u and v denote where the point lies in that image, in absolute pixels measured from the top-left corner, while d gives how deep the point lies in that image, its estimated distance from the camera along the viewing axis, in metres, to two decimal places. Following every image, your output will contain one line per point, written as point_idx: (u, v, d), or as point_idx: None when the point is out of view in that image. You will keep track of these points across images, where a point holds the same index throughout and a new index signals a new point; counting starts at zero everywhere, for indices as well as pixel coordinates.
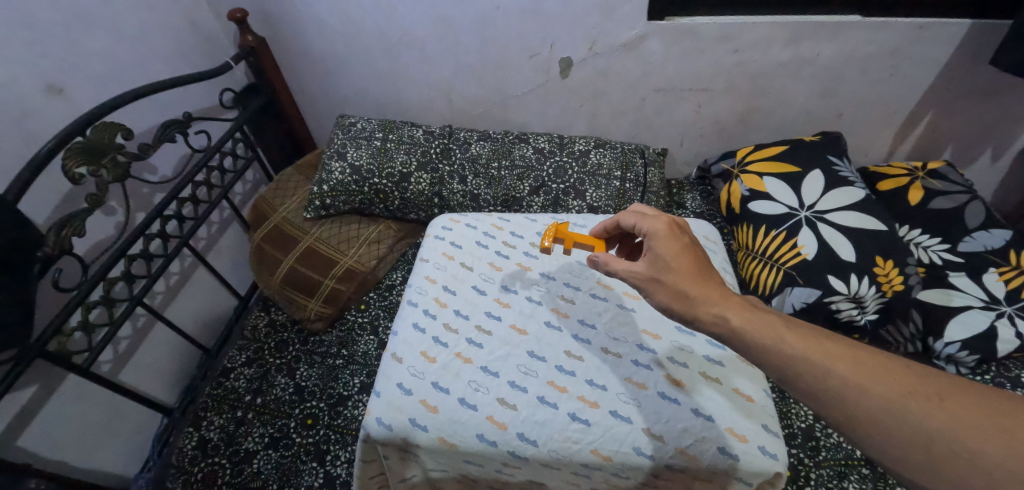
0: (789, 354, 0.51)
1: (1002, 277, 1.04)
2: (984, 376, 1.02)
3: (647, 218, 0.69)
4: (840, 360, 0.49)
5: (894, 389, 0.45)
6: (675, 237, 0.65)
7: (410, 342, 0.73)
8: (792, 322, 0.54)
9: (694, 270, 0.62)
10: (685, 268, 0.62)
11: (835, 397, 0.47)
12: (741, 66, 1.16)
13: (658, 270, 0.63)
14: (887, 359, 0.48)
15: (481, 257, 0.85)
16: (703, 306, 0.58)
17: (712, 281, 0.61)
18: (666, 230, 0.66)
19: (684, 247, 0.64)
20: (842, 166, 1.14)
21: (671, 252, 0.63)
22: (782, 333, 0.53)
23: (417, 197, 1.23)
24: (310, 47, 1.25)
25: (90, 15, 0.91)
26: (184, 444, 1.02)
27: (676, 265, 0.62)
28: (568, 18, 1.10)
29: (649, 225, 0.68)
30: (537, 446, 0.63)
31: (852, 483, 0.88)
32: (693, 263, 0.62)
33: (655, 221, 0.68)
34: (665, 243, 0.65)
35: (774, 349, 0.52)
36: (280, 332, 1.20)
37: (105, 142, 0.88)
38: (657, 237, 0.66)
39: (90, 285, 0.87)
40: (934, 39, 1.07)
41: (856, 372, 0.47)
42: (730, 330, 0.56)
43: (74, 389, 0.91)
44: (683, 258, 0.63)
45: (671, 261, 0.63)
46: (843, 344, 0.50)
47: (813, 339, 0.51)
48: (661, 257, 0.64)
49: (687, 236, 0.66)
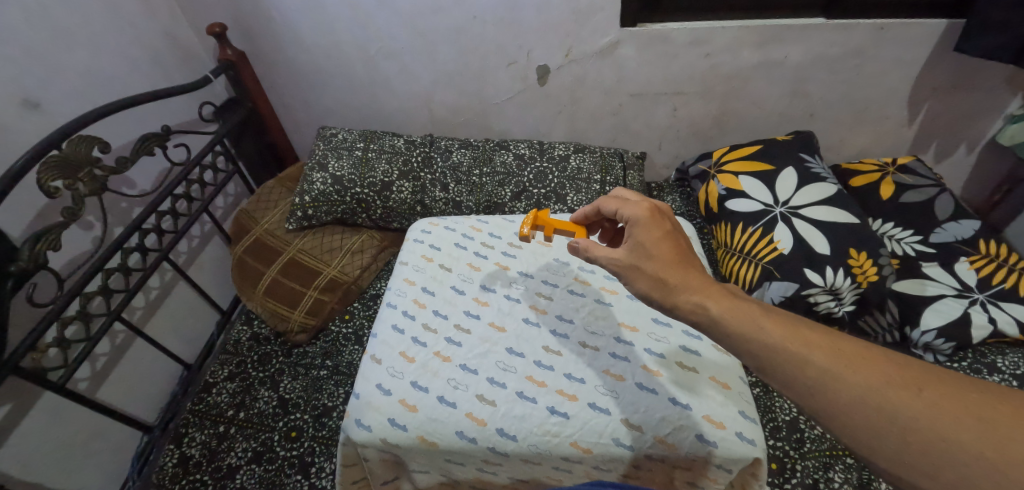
0: (766, 342, 0.51)
1: (973, 266, 1.08)
2: (961, 363, 1.03)
3: (628, 204, 0.69)
4: (815, 349, 0.49)
5: (870, 378, 0.45)
6: (656, 224, 0.66)
7: (389, 343, 0.73)
8: (769, 310, 0.55)
9: (673, 256, 0.62)
10: (665, 256, 0.63)
11: (813, 386, 0.47)
12: (713, 69, 1.20)
13: (639, 257, 0.64)
14: (865, 348, 0.48)
15: (459, 258, 0.86)
16: (682, 294, 0.59)
17: (690, 267, 0.61)
18: (646, 217, 0.66)
19: (664, 234, 0.65)
20: (814, 163, 1.17)
21: (651, 239, 0.64)
22: (760, 321, 0.53)
23: (400, 205, 1.24)
24: (291, 60, 1.26)
25: (66, 30, 0.92)
26: (165, 463, 1.00)
27: (656, 252, 0.63)
28: (544, 28, 1.13)
29: (631, 211, 0.68)
30: (516, 441, 0.63)
31: (837, 473, 0.89)
32: (674, 250, 0.63)
33: (635, 207, 0.68)
34: (646, 230, 0.65)
35: (752, 338, 0.52)
36: (263, 346, 1.18)
37: (81, 155, 0.88)
38: (638, 223, 0.67)
39: (66, 298, 0.86)
40: (895, 39, 1.11)
41: (832, 362, 0.47)
42: (708, 319, 0.56)
43: (49, 407, 0.89)
44: (662, 245, 0.64)
45: (652, 248, 0.64)
46: (821, 332, 0.50)
47: (789, 327, 0.51)
48: (642, 244, 0.65)
49: (668, 222, 0.67)
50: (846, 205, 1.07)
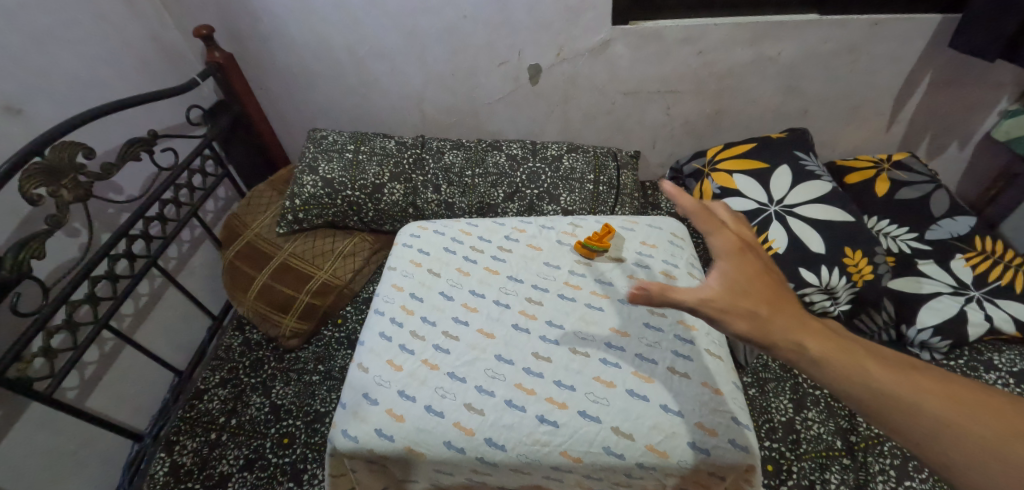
0: (883, 391, 0.43)
1: (968, 263, 1.08)
2: (957, 361, 1.02)
3: (715, 227, 0.55)
4: (938, 398, 0.42)
5: (1012, 438, 0.39)
6: (745, 255, 0.55)
7: (375, 351, 0.72)
8: (875, 348, 0.47)
9: (768, 292, 0.52)
10: (761, 294, 0.52)
11: (942, 445, 0.40)
12: (706, 67, 1.18)
13: (733, 291, 0.51)
14: (992, 396, 0.41)
15: (448, 263, 0.84)
16: (778, 330, 0.49)
17: (785, 303, 0.52)
18: (737, 246, 0.55)
19: (755, 266, 0.54)
20: (809, 161, 1.15)
21: (745, 273, 0.53)
22: (862, 361, 0.45)
23: (392, 207, 1.23)
24: (280, 62, 1.25)
25: (48, 34, 0.90)
26: (156, 471, 0.99)
27: (749, 288, 0.52)
28: (533, 27, 1.11)
29: (719, 237, 0.55)
30: (505, 451, 0.62)
31: (833, 475, 0.88)
32: (767, 285, 0.53)
33: (724, 233, 0.55)
34: (738, 263, 0.54)
35: (861, 381, 0.44)
36: (254, 351, 1.17)
37: (65, 162, 0.86)
38: (728, 254, 0.54)
39: (52, 308, 0.84)
40: (889, 35, 1.10)
41: (961, 417, 0.40)
42: (810, 361, 0.47)
43: (37, 417, 0.88)
44: (759, 283, 0.53)
45: (745, 284, 0.52)
46: (941, 377, 0.43)
47: (904, 371, 0.44)
48: (734, 278, 0.53)
49: (755, 253, 0.56)
50: (841, 203, 1.07)
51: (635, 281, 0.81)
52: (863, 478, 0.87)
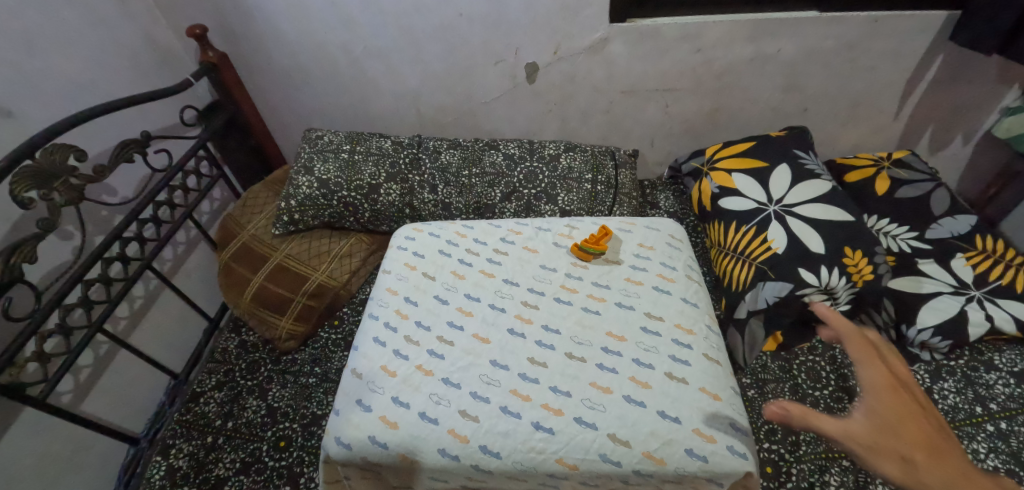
0: None
1: (968, 263, 1.06)
2: (957, 361, 1.00)
3: (866, 365, 0.62)
4: None
5: None
6: (898, 399, 0.59)
7: (370, 357, 0.71)
8: None
9: (925, 441, 0.55)
10: (915, 438, 0.55)
11: None
12: (705, 64, 1.17)
13: (884, 432, 0.55)
14: None
15: (443, 266, 0.84)
16: (934, 476, 0.52)
17: (946, 455, 0.54)
18: (889, 387, 0.60)
19: (910, 414, 0.58)
20: (808, 160, 1.14)
21: (894, 416, 0.57)
22: None
23: (388, 208, 1.21)
24: (274, 62, 1.24)
25: (39, 34, 0.89)
26: (152, 475, 0.98)
27: (904, 433, 0.56)
28: (530, 25, 1.10)
29: (869, 375, 0.61)
30: (500, 459, 0.62)
31: (832, 477, 0.87)
32: (923, 434, 0.56)
33: (877, 372, 0.61)
34: (889, 404, 0.58)
35: None
36: (251, 353, 1.16)
37: (57, 165, 0.85)
38: (878, 395, 0.59)
39: (44, 312, 0.83)
40: (889, 32, 1.09)
41: None
42: None
43: (31, 422, 0.88)
44: (910, 425, 0.56)
45: (899, 428, 0.56)
46: None
47: None
48: (883, 418, 0.57)
49: (914, 400, 0.59)
50: (841, 202, 1.06)
51: (632, 284, 0.80)
52: (862, 480, 0.86)
